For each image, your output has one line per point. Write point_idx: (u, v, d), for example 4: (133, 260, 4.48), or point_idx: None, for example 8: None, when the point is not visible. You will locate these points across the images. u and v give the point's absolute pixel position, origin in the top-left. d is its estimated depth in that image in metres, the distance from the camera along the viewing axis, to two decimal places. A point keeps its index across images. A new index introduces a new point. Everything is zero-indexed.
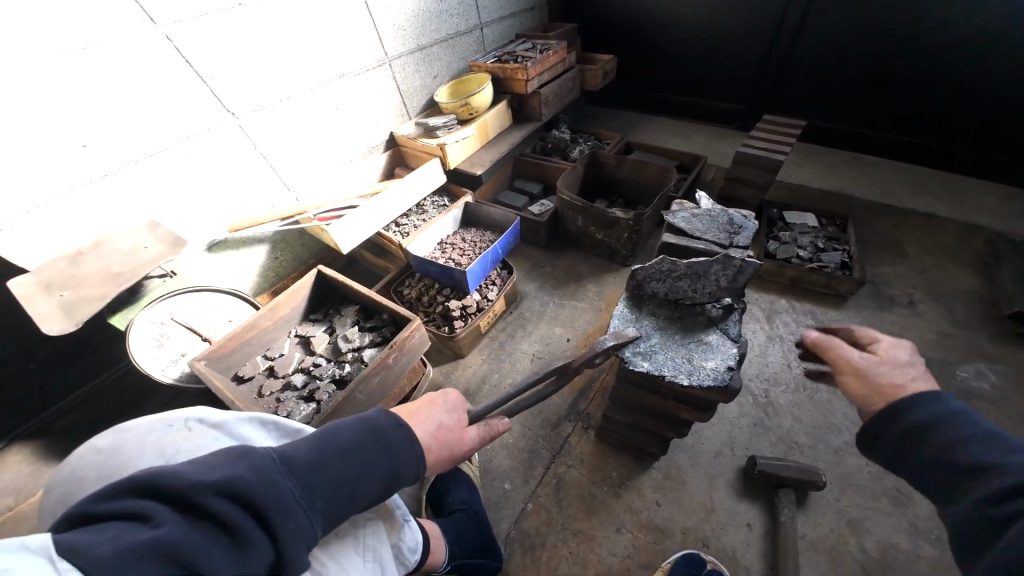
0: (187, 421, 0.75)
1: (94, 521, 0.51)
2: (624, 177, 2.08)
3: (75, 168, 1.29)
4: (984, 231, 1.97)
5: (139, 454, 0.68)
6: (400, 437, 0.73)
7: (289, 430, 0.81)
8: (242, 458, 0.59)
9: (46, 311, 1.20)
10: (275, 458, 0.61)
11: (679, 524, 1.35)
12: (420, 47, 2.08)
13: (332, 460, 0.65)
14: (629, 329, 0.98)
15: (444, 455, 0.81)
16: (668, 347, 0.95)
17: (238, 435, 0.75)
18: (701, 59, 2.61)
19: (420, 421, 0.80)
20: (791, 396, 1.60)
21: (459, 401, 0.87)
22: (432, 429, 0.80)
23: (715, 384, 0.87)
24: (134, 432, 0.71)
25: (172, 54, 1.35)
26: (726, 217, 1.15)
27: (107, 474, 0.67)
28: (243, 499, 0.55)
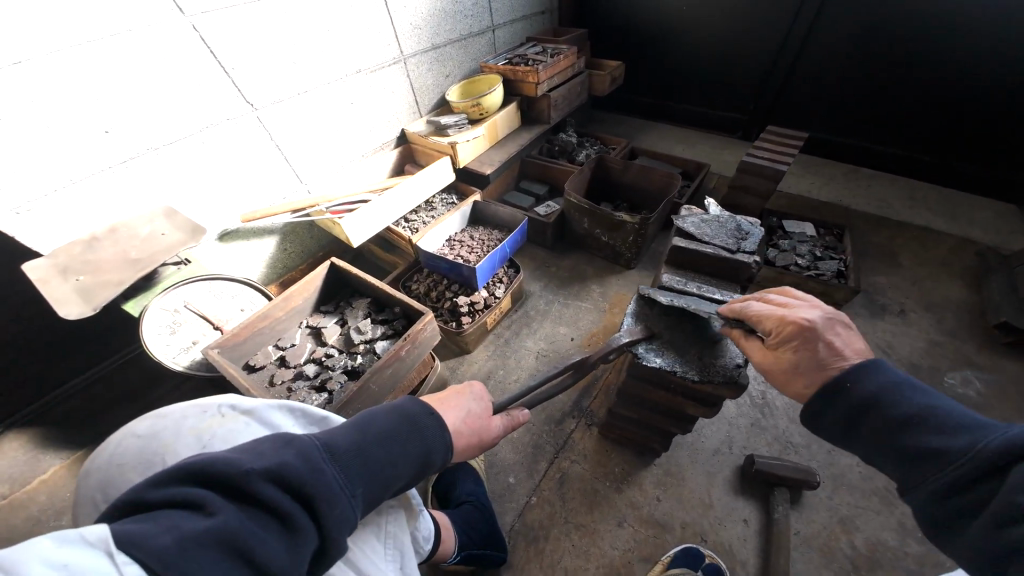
0: (220, 408, 0.76)
1: (147, 509, 0.52)
2: (629, 182, 2.13)
3: (95, 153, 1.30)
4: (972, 245, 2.05)
5: (176, 439, 0.70)
6: (434, 423, 0.78)
7: (315, 417, 0.83)
8: (289, 446, 0.61)
9: (63, 295, 1.19)
10: (319, 445, 0.64)
11: (678, 519, 1.39)
12: (434, 46, 2.11)
13: (370, 447, 0.68)
14: (642, 326, 1.03)
15: (474, 439, 0.87)
16: (681, 344, 1.00)
17: (269, 421, 0.77)
18: (706, 69, 2.68)
19: (450, 407, 0.86)
20: (787, 398, 1.66)
21: (484, 391, 0.94)
22: (462, 415, 0.86)
23: (725, 379, 0.92)
24: (170, 417, 0.73)
25: (197, 45, 1.37)
26: (735, 222, 1.20)
27: (146, 458, 0.68)
28: (292, 485, 0.58)
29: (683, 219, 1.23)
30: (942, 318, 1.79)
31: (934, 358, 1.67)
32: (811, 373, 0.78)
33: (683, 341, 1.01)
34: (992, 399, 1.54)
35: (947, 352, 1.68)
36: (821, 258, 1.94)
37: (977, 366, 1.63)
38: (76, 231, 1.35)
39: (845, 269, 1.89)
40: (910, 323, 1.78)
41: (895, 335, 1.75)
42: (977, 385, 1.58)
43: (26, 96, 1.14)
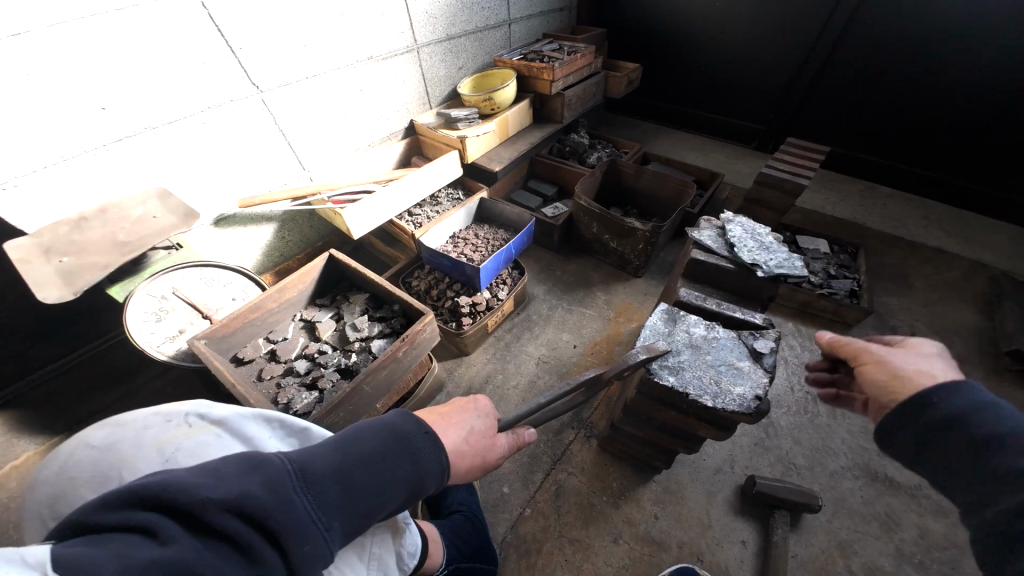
0: (187, 417, 0.70)
1: (93, 533, 0.46)
2: (641, 187, 2.08)
3: (91, 130, 1.24)
4: (987, 269, 2.01)
5: (136, 451, 0.63)
6: (428, 444, 0.73)
7: (294, 428, 0.78)
8: (255, 471, 0.56)
9: (43, 276, 1.13)
10: (292, 469, 0.59)
11: (675, 538, 1.35)
12: (449, 36, 2.04)
13: (350, 469, 0.64)
14: (659, 342, 0.99)
15: (478, 461, 0.83)
16: (698, 366, 0.95)
17: (244, 433, 0.71)
18: (724, 76, 2.63)
19: (453, 423, 0.82)
20: (791, 418, 1.61)
21: (490, 407, 0.90)
22: (465, 434, 0.82)
23: (741, 410, 0.86)
24: (131, 425, 0.66)
25: (205, 22, 1.31)
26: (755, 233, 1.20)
27: (100, 472, 0.61)
28: (256, 516, 0.53)
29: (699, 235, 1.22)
30: (952, 342, 1.76)
31: None
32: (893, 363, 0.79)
33: (701, 364, 0.95)
34: None
35: None
36: (832, 276, 1.91)
37: None
38: (65, 210, 1.29)
39: (856, 288, 1.86)
40: None
41: None
42: None
43: (20, 68, 1.08)
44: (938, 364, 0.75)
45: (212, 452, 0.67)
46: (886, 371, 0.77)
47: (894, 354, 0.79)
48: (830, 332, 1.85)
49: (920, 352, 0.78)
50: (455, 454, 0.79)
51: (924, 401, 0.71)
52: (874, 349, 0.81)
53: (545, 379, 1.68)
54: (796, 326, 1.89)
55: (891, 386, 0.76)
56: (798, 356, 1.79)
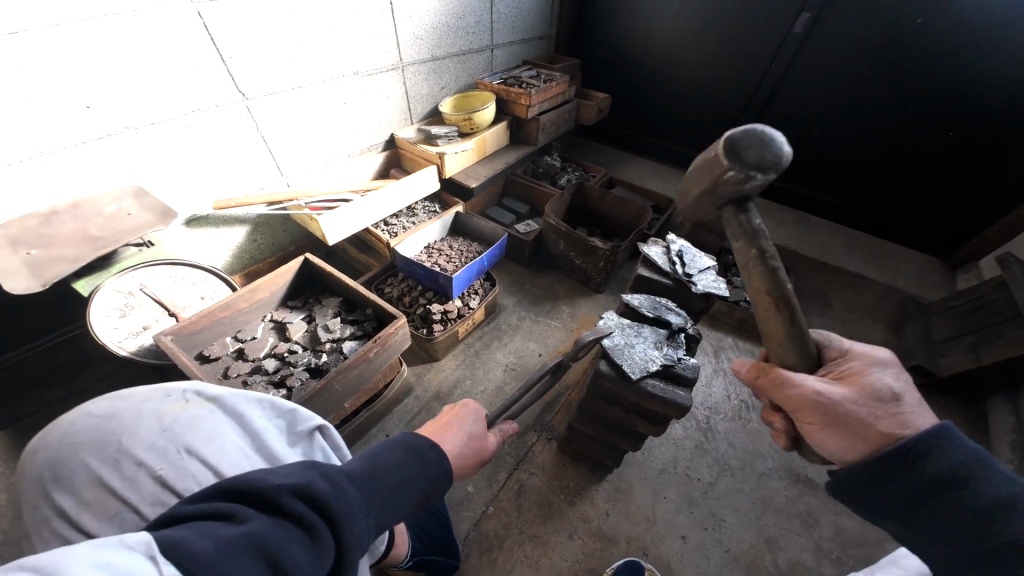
0: (185, 394, 0.75)
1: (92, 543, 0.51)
2: (606, 210, 2.26)
3: (73, 127, 1.24)
4: (896, 295, 2.32)
5: (137, 422, 0.69)
6: (436, 455, 0.82)
7: (282, 409, 0.82)
8: (313, 468, 0.64)
9: (9, 267, 1.12)
10: (340, 472, 0.67)
11: (624, 533, 1.48)
12: (433, 57, 2.16)
13: (376, 474, 0.72)
14: (612, 328, 1.18)
15: (475, 458, 0.94)
16: (635, 349, 1.13)
17: (235, 410, 0.77)
18: (683, 113, 2.90)
19: (454, 431, 0.93)
20: (728, 424, 1.81)
21: (479, 411, 1.02)
22: (465, 438, 0.94)
23: (661, 397, 1.06)
24: (134, 401, 0.71)
25: (199, 31, 1.35)
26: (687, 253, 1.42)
27: (102, 440, 0.66)
28: (319, 501, 0.60)
29: (741, 141, 0.74)
30: None
31: None
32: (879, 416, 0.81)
33: (639, 353, 1.13)
34: None
35: None
36: None
37: None
38: (34, 203, 1.27)
39: None
40: None
41: None
42: None
43: (9, 63, 1.09)
44: (892, 386, 0.83)
45: (205, 427, 0.72)
46: (866, 428, 0.81)
47: (866, 401, 0.81)
48: (764, 348, 2.09)
49: (874, 374, 0.84)
50: (456, 455, 0.90)
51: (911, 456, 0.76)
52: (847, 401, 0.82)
53: (511, 385, 1.79)
54: (735, 341, 2.11)
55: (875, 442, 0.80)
56: None
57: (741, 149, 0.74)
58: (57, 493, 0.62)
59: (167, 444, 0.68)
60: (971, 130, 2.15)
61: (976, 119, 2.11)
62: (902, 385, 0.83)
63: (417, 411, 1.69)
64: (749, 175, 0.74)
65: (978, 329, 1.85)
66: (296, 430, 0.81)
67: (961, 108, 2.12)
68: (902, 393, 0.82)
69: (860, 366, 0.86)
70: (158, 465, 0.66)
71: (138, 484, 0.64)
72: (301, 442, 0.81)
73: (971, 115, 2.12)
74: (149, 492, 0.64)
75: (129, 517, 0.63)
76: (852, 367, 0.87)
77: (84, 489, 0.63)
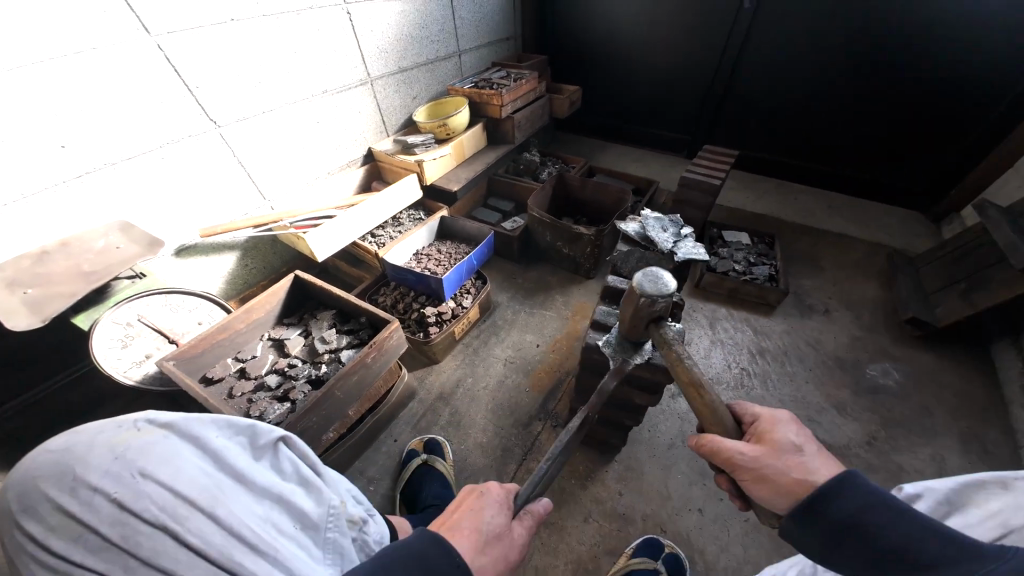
0: (137, 422, 0.64)
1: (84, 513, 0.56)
2: (588, 197, 2.28)
3: (51, 168, 1.28)
4: (885, 250, 2.33)
5: (84, 450, 0.58)
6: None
7: (241, 427, 0.76)
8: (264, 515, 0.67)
9: (9, 307, 1.15)
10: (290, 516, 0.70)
11: (639, 511, 1.47)
12: (401, 69, 2.20)
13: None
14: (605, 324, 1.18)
15: (500, 562, 0.81)
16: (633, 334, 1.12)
17: (193, 432, 0.67)
18: (654, 96, 2.94)
19: (461, 534, 0.79)
20: (732, 392, 1.80)
21: (503, 499, 0.88)
22: (487, 533, 0.82)
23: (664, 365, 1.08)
24: (77, 427, 0.59)
25: (162, 64, 1.40)
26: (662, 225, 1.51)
27: (56, 469, 0.56)
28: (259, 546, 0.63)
29: (642, 277, 0.90)
30: (860, 315, 2.05)
31: (857, 351, 1.92)
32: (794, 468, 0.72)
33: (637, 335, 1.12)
34: (907, 387, 1.78)
35: (867, 346, 1.93)
36: (754, 263, 2.18)
37: (893, 357, 1.89)
38: (24, 244, 1.31)
39: (775, 274, 2.12)
40: (835, 321, 2.04)
41: (821, 331, 2.00)
42: (894, 375, 1.82)
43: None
44: (798, 439, 0.76)
45: (163, 452, 0.63)
46: (781, 479, 0.72)
47: (770, 452, 0.75)
48: (759, 314, 2.09)
49: (781, 428, 0.78)
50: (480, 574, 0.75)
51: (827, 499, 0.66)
52: (749, 455, 0.76)
53: (512, 378, 1.81)
54: (730, 310, 2.11)
55: (791, 495, 0.71)
56: (734, 337, 2.00)
57: (641, 282, 0.89)
58: (23, 520, 0.54)
59: (122, 469, 0.58)
60: (930, 79, 2.17)
61: (935, 68, 2.14)
62: (802, 438, 0.77)
63: (422, 413, 1.70)
64: (655, 300, 0.88)
65: (969, 275, 1.86)
66: (260, 446, 0.77)
67: (919, 59, 2.15)
68: (806, 445, 0.75)
69: (769, 428, 0.79)
70: (115, 491, 0.56)
71: (95, 511, 0.55)
72: (267, 456, 0.78)
73: (932, 64, 2.14)
74: (109, 518, 0.55)
75: (93, 542, 0.54)
76: (761, 423, 0.81)
77: (49, 514, 0.54)
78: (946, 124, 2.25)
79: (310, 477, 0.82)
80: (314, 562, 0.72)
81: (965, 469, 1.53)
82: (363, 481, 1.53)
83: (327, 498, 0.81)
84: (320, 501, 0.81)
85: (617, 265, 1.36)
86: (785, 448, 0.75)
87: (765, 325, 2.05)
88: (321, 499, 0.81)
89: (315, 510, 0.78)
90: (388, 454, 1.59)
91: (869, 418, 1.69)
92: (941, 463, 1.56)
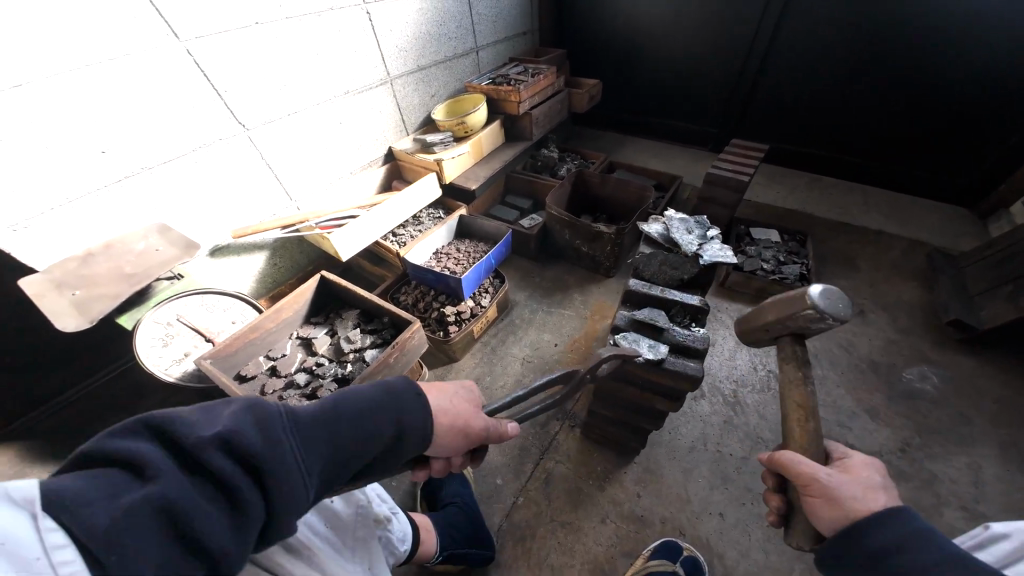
0: None
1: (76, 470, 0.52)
2: (609, 193, 2.24)
3: (91, 172, 1.36)
4: (925, 250, 2.20)
5: None
6: (416, 403, 0.77)
7: None
8: (247, 416, 0.61)
9: (59, 308, 1.24)
10: (280, 420, 0.63)
11: (657, 514, 1.47)
12: (419, 67, 2.21)
13: (337, 418, 0.69)
14: (624, 327, 1.19)
15: (461, 424, 0.83)
16: (642, 335, 1.16)
17: None
18: (678, 88, 2.84)
19: (435, 387, 0.87)
20: (757, 396, 1.76)
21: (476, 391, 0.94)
22: (448, 395, 0.86)
23: (691, 374, 1.06)
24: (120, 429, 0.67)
25: (191, 68, 1.45)
26: (685, 221, 1.52)
27: None
28: (242, 454, 0.58)
29: (828, 294, 0.87)
30: (898, 318, 1.96)
31: (893, 355, 1.83)
32: (865, 492, 0.75)
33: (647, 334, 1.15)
34: (947, 393, 1.69)
35: (903, 350, 1.84)
36: (784, 263, 2.11)
37: (932, 362, 1.79)
38: (72, 246, 1.40)
39: (806, 273, 2.05)
40: (869, 323, 1.95)
41: (855, 334, 1.91)
42: (932, 380, 1.73)
43: (27, 112, 1.20)
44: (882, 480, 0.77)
45: None
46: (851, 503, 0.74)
47: (853, 478, 0.76)
48: None
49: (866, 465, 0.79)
50: (438, 410, 0.82)
51: (862, 528, 0.72)
52: (830, 476, 0.77)
53: (530, 377, 1.82)
54: (756, 310, 2.05)
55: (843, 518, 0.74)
56: None
57: (828, 301, 0.86)
58: None
59: None
60: (981, 62, 2.02)
61: (986, 51, 1.98)
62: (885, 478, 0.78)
63: None
64: (823, 317, 0.86)
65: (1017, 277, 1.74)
66: None
67: (969, 42, 1.99)
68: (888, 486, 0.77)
69: (853, 460, 0.81)
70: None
71: None
72: None
73: (984, 47, 1.98)
74: None
75: None
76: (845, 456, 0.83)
77: None
78: (972, 134, 2.19)
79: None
80: (345, 559, 0.79)
81: (1005, 480, 1.46)
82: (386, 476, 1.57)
83: (356, 498, 0.87)
84: (350, 500, 0.86)
85: (639, 267, 1.37)
86: (871, 477, 0.77)
87: None
88: (353, 499, 0.86)
89: (345, 510, 0.84)
90: None
91: (903, 425, 1.61)
92: (979, 472, 1.48)
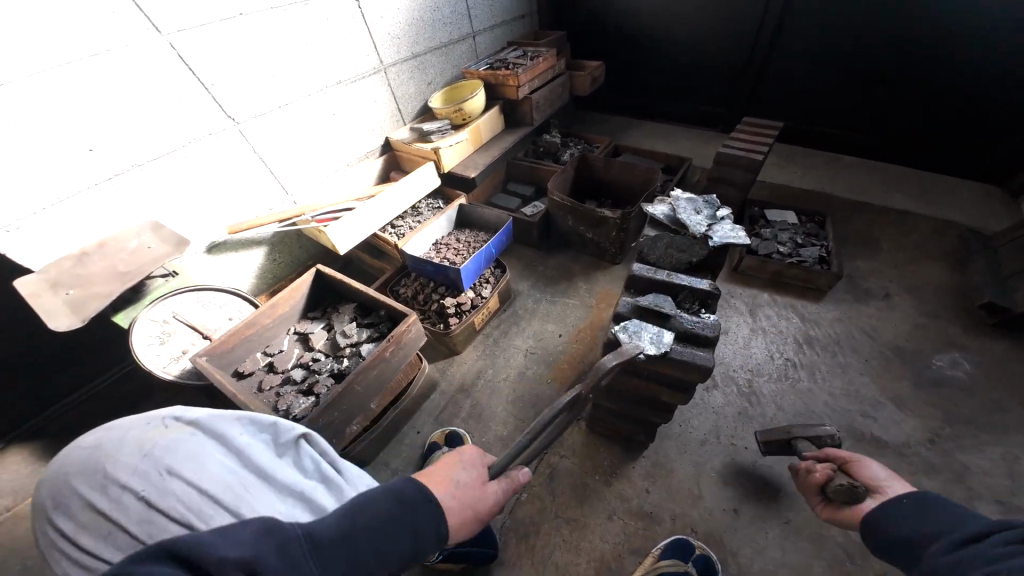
0: (164, 419, 0.66)
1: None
2: (613, 178, 2.15)
3: (80, 170, 1.34)
4: (954, 228, 2.06)
5: (116, 448, 0.61)
6: (428, 513, 0.74)
7: (263, 424, 0.75)
8: (269, 534, 0.57)
9: (52, 308, 1.23)
10: (300, 535, 0.60)
11: (667, 510, 1.40)
12: (413, 54, 2.14)
13: (358, 533, 0.66)
14: (628, 315, 1.11)
15: (469, 513, 0.82)
16: (646, 325, 1.07)
17: (218, 431, 0.68)
18: (684, 67, 2.71)
19: (438, 480, 0.84)
20: (773, 385, 1.66)
21: (477, 457, 0.91)
22: (452, 489, 0.83)
23: (702, 363, 0.99)
24: (110, 425, 0.64)
25: (175, 62, 1.41)
26: (692, 200, 1.42)
27: (89, 466, 0.59)
28: None
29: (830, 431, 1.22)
30: (926, 301, 1.83)
31: (920, 340, 1.71)
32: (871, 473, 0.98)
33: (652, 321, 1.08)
34: (980, 379, 1.57)
35: (932, 334, 1.72)
36: (802, 245, 1.99)
37: (964, 348, 1.66)
38: (66, 245, 1.39)
39: (826, 255, 1.94)
40: (895, 307, 1.82)
41: (879, 319, 1.79)
42: (964, 366, 1.61)
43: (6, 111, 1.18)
44: None
45: (190, 449, 0.63)
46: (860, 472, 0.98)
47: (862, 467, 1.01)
48: (805, 300, 1.91)
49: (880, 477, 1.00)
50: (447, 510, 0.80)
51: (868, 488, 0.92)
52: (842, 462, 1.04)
53: (533, 369, 1.76)
54: (772, 296, 1.94)
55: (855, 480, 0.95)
56: (776, 325, 1.84)
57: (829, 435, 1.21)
58: (57, 517, 0.57)
59: (150, 467, 0.60)
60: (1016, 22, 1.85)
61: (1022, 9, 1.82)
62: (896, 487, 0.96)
63: (444, 405, 1.69)
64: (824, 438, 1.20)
65: None
66: (280, 442, 0.75)
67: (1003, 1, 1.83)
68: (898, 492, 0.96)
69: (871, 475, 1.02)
70: (143, 489, 0.58)
71: (124, 509, 0.57)
72: (287, 453, 0.76)
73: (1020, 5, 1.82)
74: (137, 517, 0.56)
75: (122, 539, 0.55)
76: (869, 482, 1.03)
77: (80, 512, 0.57)
78: (1005, 102, 2.03)
79: (333, 475, 0.79)
80: None
81: None
82: (387, 472, 1.54)
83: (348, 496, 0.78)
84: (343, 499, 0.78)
85: (643, 251, 1.28)
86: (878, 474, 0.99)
87: (813, 312, 1.87)
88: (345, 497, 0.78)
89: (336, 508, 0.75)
90: (411, 446, 1.60)
91: (932, 414, 1.51)
92: (1016, 465, 1.37)
